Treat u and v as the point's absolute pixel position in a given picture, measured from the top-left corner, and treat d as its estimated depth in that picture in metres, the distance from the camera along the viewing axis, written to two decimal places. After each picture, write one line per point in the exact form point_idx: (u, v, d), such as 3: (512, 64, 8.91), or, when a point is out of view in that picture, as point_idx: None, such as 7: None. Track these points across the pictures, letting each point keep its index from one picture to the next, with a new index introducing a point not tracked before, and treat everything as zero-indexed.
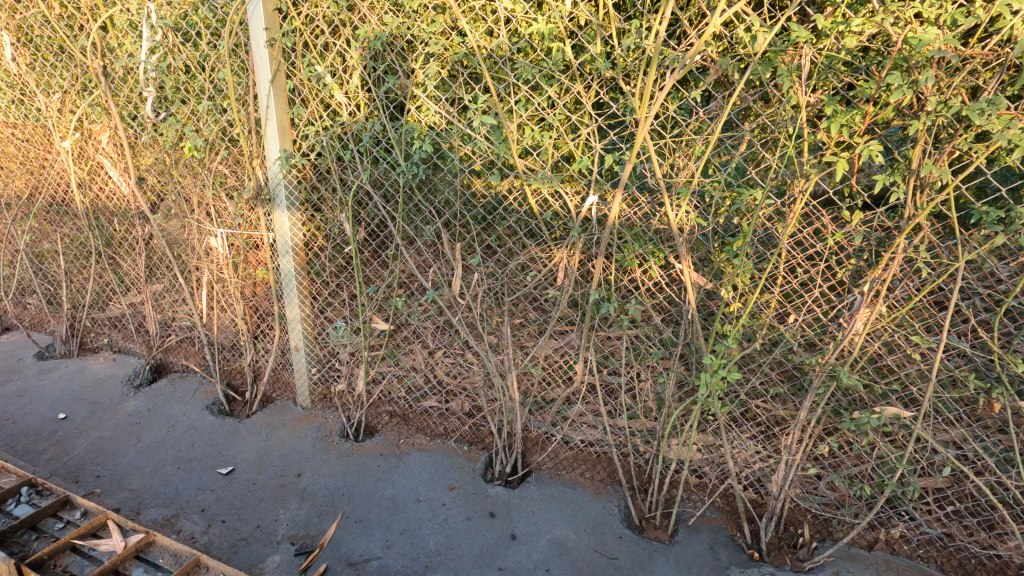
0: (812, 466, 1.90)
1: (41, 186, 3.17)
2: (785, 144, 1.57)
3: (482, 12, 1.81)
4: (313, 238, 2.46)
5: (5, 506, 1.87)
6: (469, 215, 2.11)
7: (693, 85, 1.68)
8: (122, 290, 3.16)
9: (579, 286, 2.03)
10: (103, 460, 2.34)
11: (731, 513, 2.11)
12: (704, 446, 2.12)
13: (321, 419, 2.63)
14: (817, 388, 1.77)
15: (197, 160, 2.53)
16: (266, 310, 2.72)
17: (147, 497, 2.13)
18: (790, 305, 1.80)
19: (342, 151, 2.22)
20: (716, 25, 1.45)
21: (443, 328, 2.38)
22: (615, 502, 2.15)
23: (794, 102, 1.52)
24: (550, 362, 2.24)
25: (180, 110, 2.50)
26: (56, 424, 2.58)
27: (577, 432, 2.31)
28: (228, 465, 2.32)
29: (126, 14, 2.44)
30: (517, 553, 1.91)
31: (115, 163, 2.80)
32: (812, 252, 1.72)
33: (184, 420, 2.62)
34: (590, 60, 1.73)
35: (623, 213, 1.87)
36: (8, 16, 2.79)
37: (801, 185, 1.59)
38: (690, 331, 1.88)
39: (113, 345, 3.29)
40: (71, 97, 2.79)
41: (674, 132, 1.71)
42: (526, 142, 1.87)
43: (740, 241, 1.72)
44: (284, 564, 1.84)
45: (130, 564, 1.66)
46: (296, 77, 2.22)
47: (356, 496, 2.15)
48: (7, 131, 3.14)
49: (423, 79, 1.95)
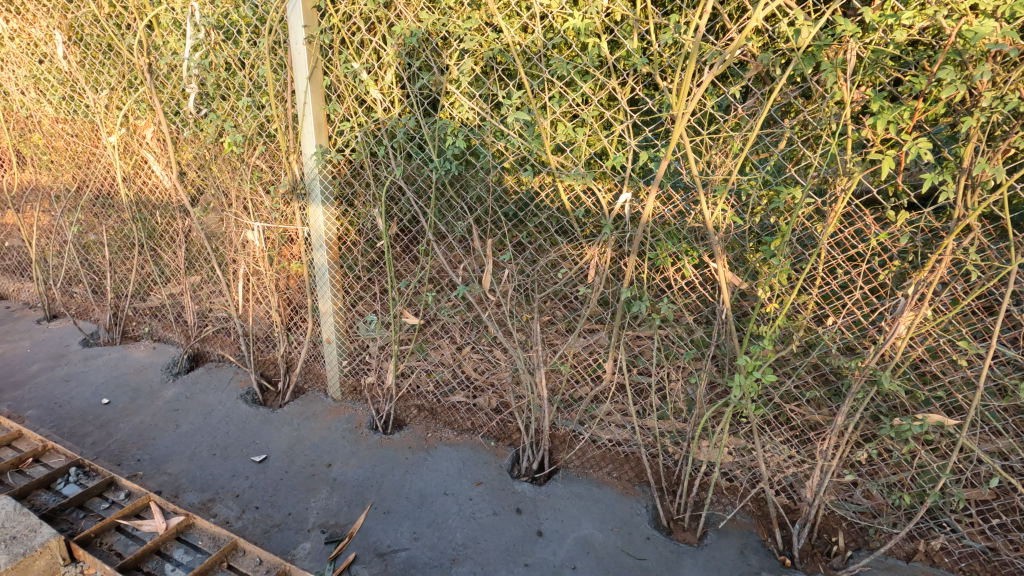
0: (849, 473, 1.85)
1: (88, 179, 3.29)
2: (827, 141, 1.53)
3: (517, 8, 1.81)
4: (346, 233, 2.50)
5: (55, 484, 1.95)
6: (500, 211, 2.10)
7: (732, 81, 1.65)
8: (162, 281, 3.26)
9: (610, 284, 2.02)
10: (143, 444, 2.42)
11: (762, 518, 2.07)
12: (736, 449, 2.09)
13: (351, 411, 2.67)
14: (856, 393, 1.72)
15: (236, 155, 2.59)
16: (300, 302, 2.77)
17: (185, 481, 2.20)
18: (829, 307, 1.75)
19: (377, 147, 2.25)
20: (759, 19, 1.42)
21: (472, 323, 2.39)
22: (643, 503, 2.14)
23: (838, 99, 1.48)
24: (578, 360, 2.23)
25: (221, 106, 2.56)
26: (100, 409, 2.68)
27: (605, 431, 2.30)
28: (262, 453, 2.38)
29: (171, 13, 2.51)
30: (543, 550, 1.92)
31: (158, 158, 2.88)
32: (853, 253, 1.67)
33: (220, 408, 2.70)
34: (626, 55, 1.71)
35: (657, 211, 1.84)
36: (60, 16, 2.89)
37: (843, 184, 1.54)
38: (724, 331, 1.85)
39: (153, 334, 3.40)
40: (118, 93, 2.89)
41: (711, 129, 1.68)
42: (560, 138, 1.86)
43: (777, 240, 1.68)
44: (315, 551, 1.88)
45: (171, 545, 1.72)
46: (333, 73, 2.25)
47: (385, 487, 2.18)
48: (57, 127, 3.26)
49: (457, 76, 1.96)
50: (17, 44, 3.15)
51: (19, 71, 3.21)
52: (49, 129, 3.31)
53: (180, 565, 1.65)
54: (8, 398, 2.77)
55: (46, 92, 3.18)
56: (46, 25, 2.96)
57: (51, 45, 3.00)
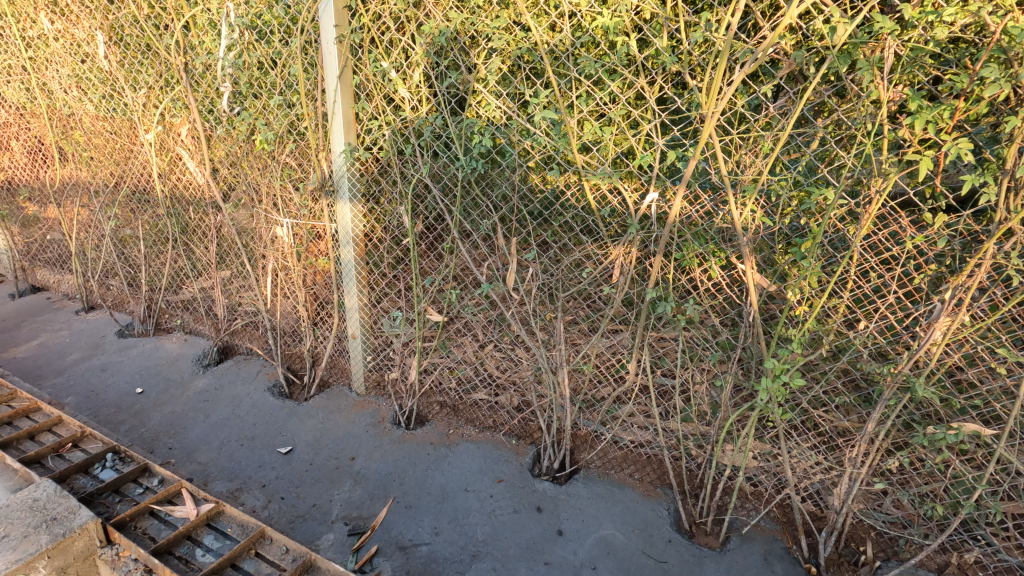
0: (879, 482, 1.81)
1: (125, 176, 3.39)
2: (862, 141, 1.50)
3: (546, 7, 1.81)
4: (373, 230, 2.54)
5: (92, 469, 2.01)
6: (526, 210, 2.10)
7: (763, 80, 1.63)
8: (194, 275, 3.34)
9: (635, 284, 2.01)
10: (175, 433, 2.49)
11: (787, 524, 2.03)
12: (761, 454, 2.06)
13: (374, 406, 2.71)
14: (888, 400, 1.68)
15: (267, 152, 2.65)
16: (326, 298, 2.82)
17: (214, 470, 2.27)
18: (861, 311, 1.71)
19: (404, 145, 2.27)
20: (793, 17, 1.40)
21: (495, 322, 2.40)
22: (665, 505, 2.12)
23: (874, 98, 1.44)
24: (601, 360, 2.23)
25: (254, 104, 2.62)
26: (134, 398, 2.77)
27: (627, 432, 2.29)
28: (288, 444, 2.43)
29: (207, 14, 2.57)
30: (563, 550, 1.92)
31: (192, 155, 2.95)
32: (887, 256, 1.63)
33: (248, 399, 2.77)
34: (655, 54, 1.70)
35: (684, 211, 1.83)
36: (102, 17, 2.98)
37: (878, 185, 1.50)
38: (751, 334, 1.83)
39: (185, 326, 3.50)
40: (155, 92, 2.97)
41: (742, 129, 1.66)
42: (586, 137, 1.85)
43: (808, 242, 1.64)
44: (338, 542, 1.92)
45: (201, 531, 1.76)
46: (362, 73, 2.28)
47: (407, 482, 2.21)
48: (98, 124, 3.37)
49: (485, 74, 1.96)
50: (60, 44, 3.25)
51: (63, 70, 3.32)
52: (90, 126, 3.42)
53: (211, 551, 1.70)
54: (48, 385, 2.88)
55: (88, 91, 3.29)
56: (89, 26, 3.05)
57: (93, 45, 3.10)
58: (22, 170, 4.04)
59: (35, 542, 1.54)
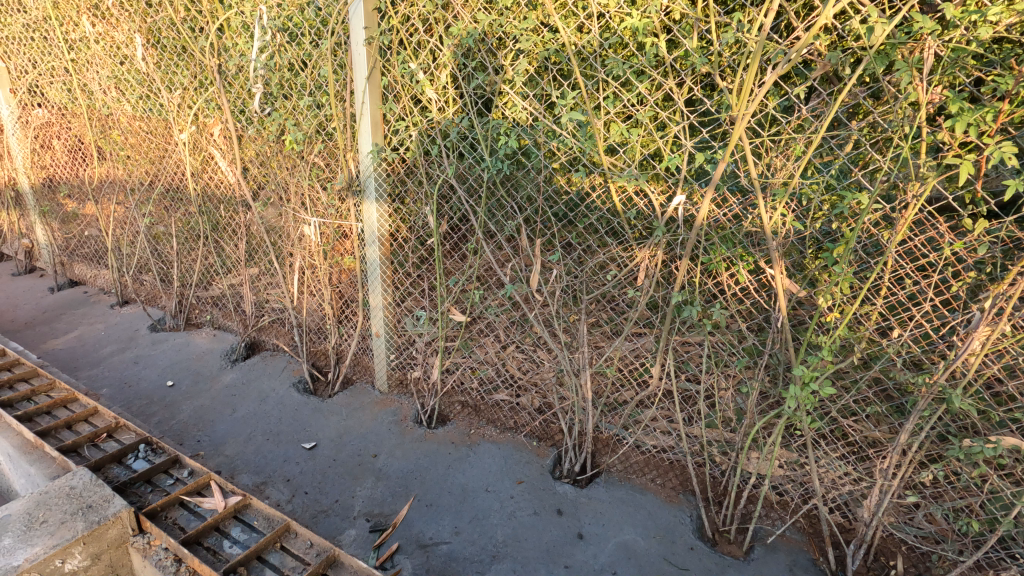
0: (910, 495, 1.76)
1: (160, 174, 3.49)
2: (899, 144, 1.46)
3: (575, 7, 1.80)
4: (398, 229, 2.56)
5: (125, 459, 2.06)
6: (551, 212, 2.10)
7: (796, 81, 1.60)
8: (224, 271, 3.42)
9: (660, 288, 1.99)
10: (203, 427, 2.56)
11: (814, 535, 1.99)
12: (787, 462, 2.02)
13: (397, 404, 2.73)
14: (922, 411, 1.63)
15: (297, 152, 2.69)
16: (351, 296, 2.86)
17: (240, 463, 2.31)
18: (894, 319, 1.66)
19: (430, 146, 2.29)
20: (829, 17, 1.36)
21: (518, 323, 2.40)
22: (687, 512, 2.10)
23: (912, 100, 1.40)
24: (625, 363, 2.21)
25: (284, 105, 2.67)
26: (165, 390, 2.85)
27: (650, 437, 2.26)
28: (312, 440, 2.46)
29: (240, 16, 2.63)
30: (583, 553, 1.90)
31: (224, 155, 3.01)
32: (923, 263, 1.58)
33: (274, 395, 2.82)
34: (684, 55, 1.68)
35: (712, 214, 1.80)
36: (141, 20, 3.06)
37: (915, 189, 1.46)
38: (778, 341, 1.79)
39: (214, 322, 3.58)
40: (189, 93, 3.04)
41: (773, 131, 1.63)
42: (613, 139, 1.84)
43: (841, 247, 1.61)
44: (359, 538, 1.94)
45: (229, 523, 1.79)
46: (390, 74, 2.30)
47: (428, 481, 2.22)
48: (135, 124, 3.46)
49: (512, 76, 1.96)
50: (101, 46, 3.35)
51: (103, 72, 3.43)
52: (127, 126, 3.52)
53: (237, 543, 1.73)
54: (85, 375, 2.99)
55: (126, 92, 3.39)
56: (128, 28, 3.14)
57: (132, 48, 3.19)
58: (62, 168, 4.17)
59: (72, 528, 1.59)
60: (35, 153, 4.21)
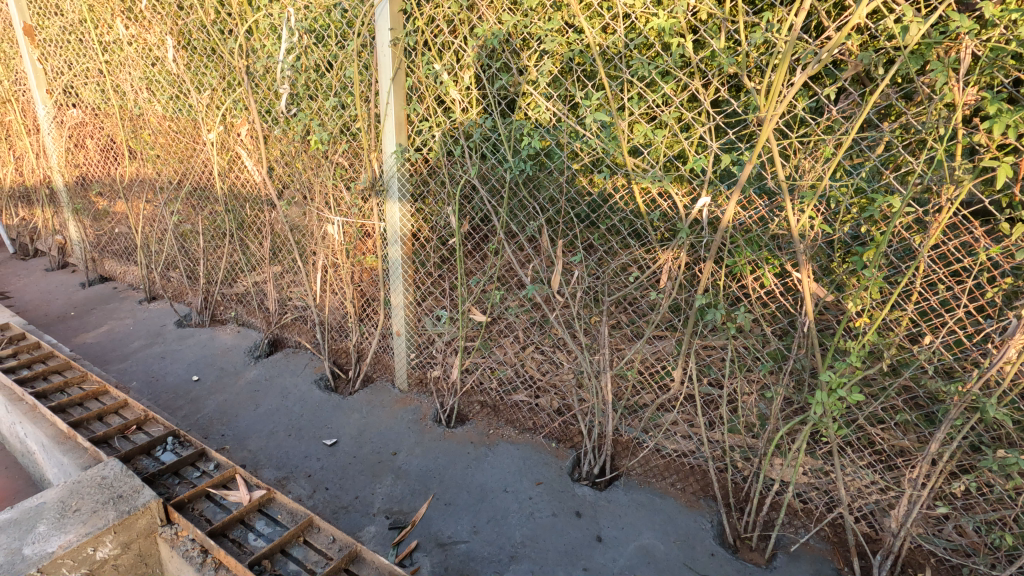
0: (941, 506, 1.71)
1: (188, 173, 3.56)
2: (933, 146, 1.42)
3: (600, 8, 1.79)
4: (420, 229, 2.58)
5: (154, 451, 2.11)
6: (573, 213, 2.09)
7: (826, 82, 1.57)
8: (249, 269, 3.47)
9: (683, 290, 1.97)
10: (227, 422, 2.61)
11: (839, 544, 1.96)
12: (812, 470, 1.99)
13: (416, 402, 2.75)
14: (954, 420, 1.58)
15: (321, 152, 2.73)
16: (372, 295, 2.89)
17: (263, 458, 2.35)
18: (926, 325, 1.62)
19: (453, 146, 2.30)
20: (862, 17, 1.34)
21: (538, 324, 2.40)
22: (708, 517, 2.07)
23: (948, 101, 1.37)
24: (646, 366, 2.19)
25: (309, 105, 2.71)
26: (191, 385, 2.91)
27: (670, 441, 2.24)
28: (333, 437, 2.49)
29: (269, 19, 2.67)
30: (602, 556, 1.89)
31: (250, 154, 3.06)
32: (957, 268, 1.54)
33: (296, 391, 2.86)
34: (711, 56, 1.66)
35: (737, 217, 1.78)
36: (173, 22, 3.13)
37: (949, 193, 1.42)
38: (804, 346, 1.76)
39: (239, 318, 3.64)
40: (218, 94, 3.10)
41: (801, 132, 1.60)
42: (637, 140, 1.83)
43: (871, 250, 1.57)
44: (379, 535, 1.95)
45: (253, 516, 1.82)
46: (415, 75, 2.32)
47: (447, 480, 2.23)
48: (165, 124, 3.54)
49: (536, 76, 1.96)
50: (134, 48, 3.44)
51: (135, 73, 3.51)
52: (157, 126, 3.60)
53: (262, 536, 1.75)
54: (114, 369, 3.07)
55: (157, 92, 3.47)
56: (160, 31, 3.21)
57: (164, 50, 3.26)
58: (94, 166, 4.28)
59: (103, 517, 1.63)
60: (70, 152, 4.33)
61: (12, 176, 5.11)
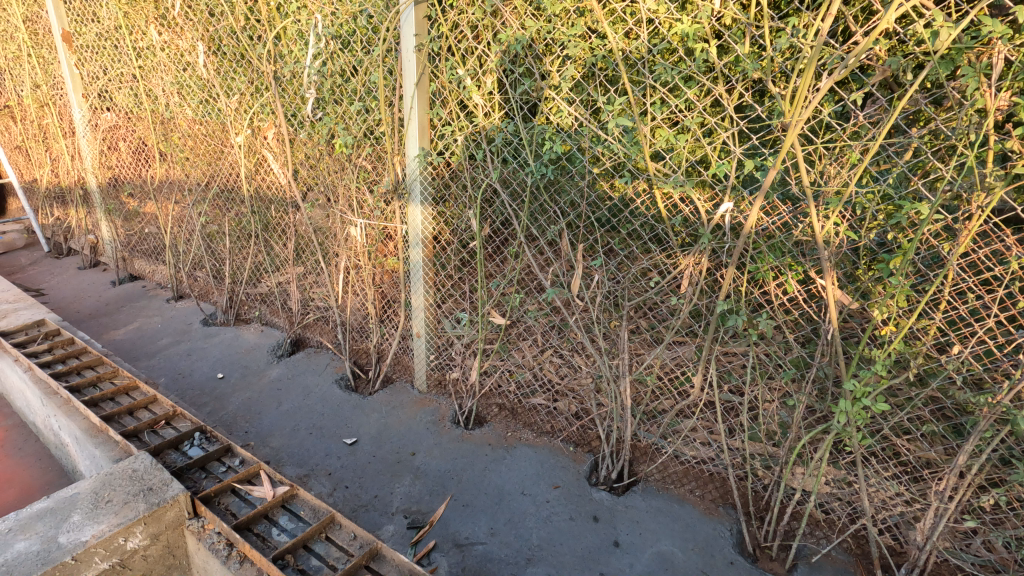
0: (969, 519, 1.67)
1: (216, 175, 3.64)
2: (963, 153, 1.40)
3: (624, 14, 1.80)
4: (441, 232, 2.60)
5: (182, 446, 2.15)
6: (594, 217, 2.10)
7: (853, 87, 1.56)
8: (273, 269, 3.54)
9: (704, 296, 1.96)
10: (250, 419, 2.66)
11: (861, 556, 1.93)
12: (834, 479, 1.96)
13: (435, 404, 2.78)
14: (983, 432, 1.55)
15: (345, 155, 2.78)
16: (393, 297, 2.92)
17: (285, 456, 2.40)
18: (955, 334, 1.59)
19: (475, 150, 2.32)
20: (890, 22, 1.33)
21: (557, 327, 2.40)
22: (727, 525, 2.05)
23: (979, 106, 1.35)
24: (665, 372, 2.19)
25: (334, 110, 2.75)
26: (215, 382, 2.98)
27: (689, 447, 2.23)
28: (352, 436, 2.53)
29: (297, 25, 2.73)
30: (619, 561, 1.89)
31: (277, 157, 3.12)
32: (988, 276, 1.51)
33: (317, 390, 2.91)
34: (736, 61, 1.66)
35: (760, 222, 1.76)
36: (204, 28, 3.21)
37: (980, 200, 1.40)
38: (828, 354, 1.74)
39: (262, 318, 3.71)
40: (246, 98, 3.17)
41: (827, 138, 1.59)
42: (659, 145, 1.83)
43: (898, 258, 1.55)
44: (398, 534, 1.98)
45: (277, 511, 1.85)
46: (439, 80, 2.35)
47: (465, 481, 2.24)
48: (194, 128, 3.63)
49: (559, 81, 1.97)
50: (166, 53, 3.53)
51: (167, 78, 3.61)
52: (187, 129, 3.69)
53: (285, 531, 1.78)
54: (143, 365, 3.16)
55: (188, 97, 3.55)
56: (191, 37, 3.29)
57: (194, 55, 3.35)
58: (126, 168, 4.41)
59: (134, 508, 1.68)
60: (103, 154, 4.47)
61: (48, 177, 5.28)
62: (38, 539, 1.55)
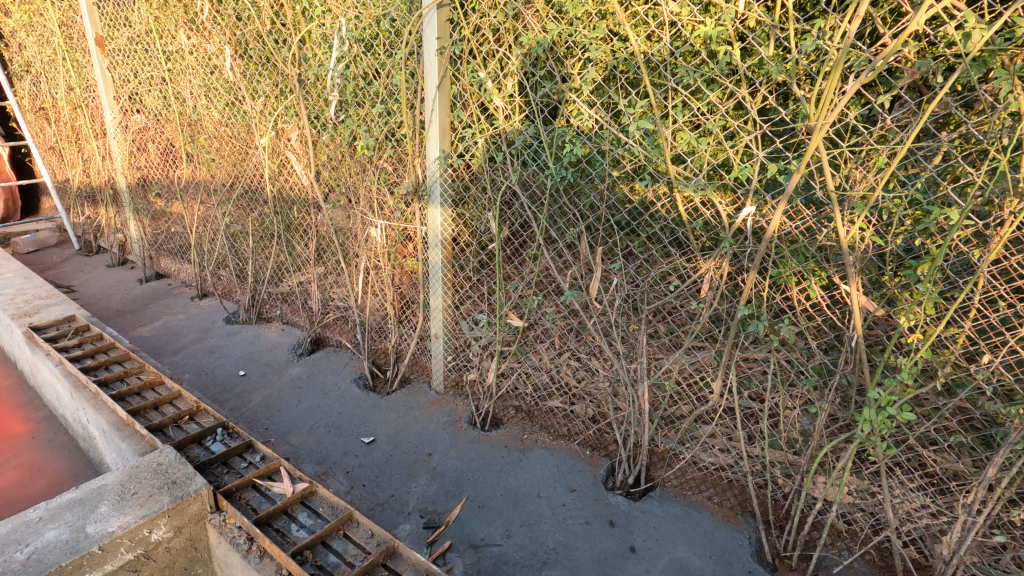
0: (998, 534, 1.63)
1: (240, 175, 3.70)
2: (995, 157, 1.36)
3: (646, 16, 1.79)
4: (460, 233, 2.61)
5: (204, 441, 2.19)
6: (613, 220, 2.09)
7: (880, 90, 1.53)
8: (294, 269, 3.59)
9: (724, 301, 1.94)
10: (271, 416, 2.70)
11: (885, 569, 1.88)
12: (857, 489, 1.93)
13: (452, 405, 2.79)
14: (1013, 444, 1.50)
15: (367, 157, 2.81)
16: (411, 298, 2.94)
17: (304, 453, 2.43)
18: (985, 343, 1.55)
19: (495, 153, 2.33)
20: (920, 23, 1.30)
21: (575, 331, 2.39)
22: (746, 534, 2.02)
23: (1013, 110, 1.31)
24: (684, 377, 2.16)
25: (357, 112, 2.79)
26: (237, 379, 3.03)
27: (708, 454, 2.21)
28: (370, 435, 2.55)
29: (321, 28, 2.77)
30: (635, 567, 1.87)
31: (300, 158, 3.16)
32: (1020, 284, 1.47)
33: (336, 389, 2.94)
34: (759, 63, 1.64)
35: (783, 227, 1.74)
36: (231, 32, 3.27)
37: (1013, 205, 1.36)
38: (852, 361, 1.70)
39: (283, 317, 3.77)
40: (270, 100, 3.22)
41: (853, 141, 1.56)
42: (681, 148, 1.82)
43: (925, 264, 1.51)
44: (413, 534, 1.99)
45: (296, 507, 1.88)
46: (460, 83, 2.37)
47: (481, 483, 2.25)
48: (220, 129, 3.69)
49: (580, 84, 1.97)
50: (194, 57, 3.61)
51: (195, 81, 3.69)
52: (213, 131, 3.76)
53: (304, 527, 1.80)
54: (168, 362, 3.23)
55: (215, 99, 3.62)
56: (219, 40, 3.35)
57: (221, 58, 3.41)
58: (154, 168, 4.51)
59: (158, 501, 1.71)
60: (133, 155, 4.58)
61: (80, 177, 5.44)
62: (67, 528, 1.60)
